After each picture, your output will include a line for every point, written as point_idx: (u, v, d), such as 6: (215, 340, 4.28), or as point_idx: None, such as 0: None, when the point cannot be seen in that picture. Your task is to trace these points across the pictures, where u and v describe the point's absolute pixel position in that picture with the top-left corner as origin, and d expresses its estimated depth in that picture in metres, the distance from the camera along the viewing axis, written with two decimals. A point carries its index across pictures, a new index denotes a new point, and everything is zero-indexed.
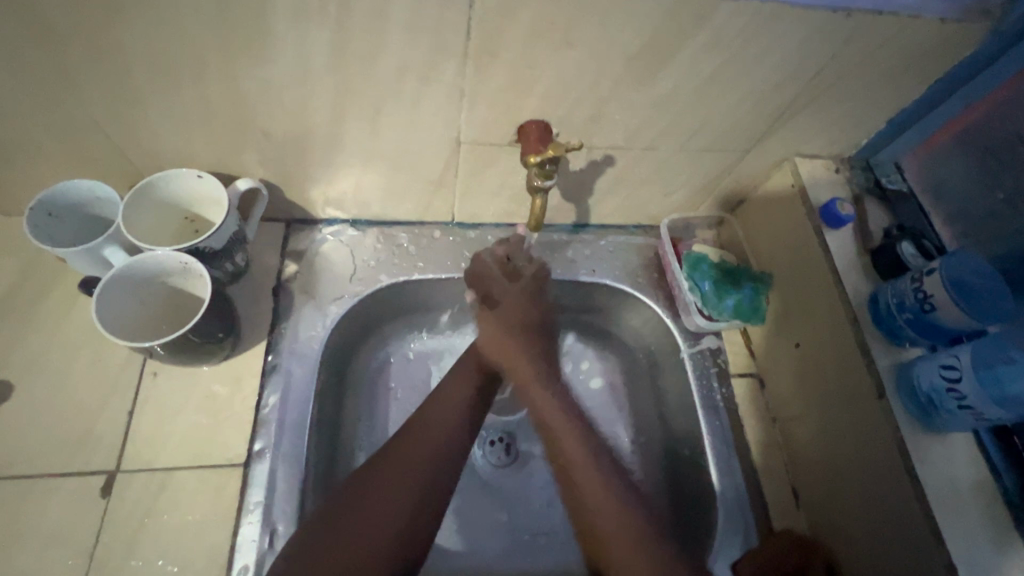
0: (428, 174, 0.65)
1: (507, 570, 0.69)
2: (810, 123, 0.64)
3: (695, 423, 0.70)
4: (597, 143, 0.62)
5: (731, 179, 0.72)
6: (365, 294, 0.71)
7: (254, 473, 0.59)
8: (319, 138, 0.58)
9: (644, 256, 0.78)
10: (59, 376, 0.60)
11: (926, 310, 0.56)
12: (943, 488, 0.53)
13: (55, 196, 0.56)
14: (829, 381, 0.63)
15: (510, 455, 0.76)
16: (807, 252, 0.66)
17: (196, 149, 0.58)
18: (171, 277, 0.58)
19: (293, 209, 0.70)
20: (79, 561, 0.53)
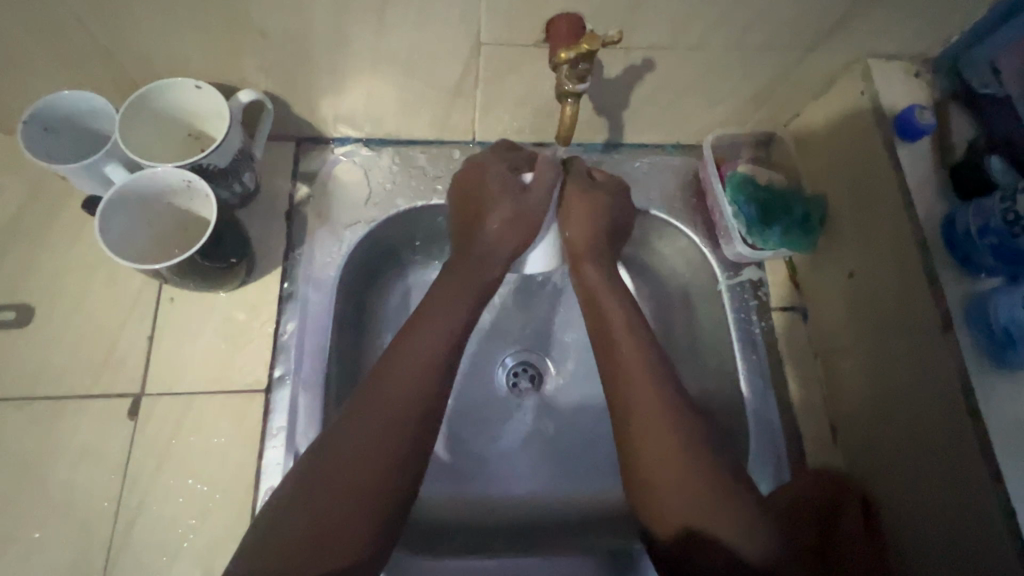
0: (445, 82, 0.59)
1: (523, 497, 0.69)
2: (893, 12, 0.54)
3: (729, 357, 0.66)
4: (636, 41, 0.54)
5: (789, 86, 0.64)
6: (382, 219, 0.67)
7: (276, 398, 0.58)
8: (322, 40, 0.52)
9: (682, 179, 0.72)
10: (76, 300, 0.59)
11: (1015, 232, 0.49)
12: (1011, 431, 0.48)
13: (48, 109, 0.52)
14: (886, 314, 0.57)
15: (533, 387, 0.74)
16: (873, 169, 0.59)
17: (192, 54, 0.52)
18: (176, 197, 0.55)
19: (302, 126, 0.65)
20: (113, 477, 0.54)
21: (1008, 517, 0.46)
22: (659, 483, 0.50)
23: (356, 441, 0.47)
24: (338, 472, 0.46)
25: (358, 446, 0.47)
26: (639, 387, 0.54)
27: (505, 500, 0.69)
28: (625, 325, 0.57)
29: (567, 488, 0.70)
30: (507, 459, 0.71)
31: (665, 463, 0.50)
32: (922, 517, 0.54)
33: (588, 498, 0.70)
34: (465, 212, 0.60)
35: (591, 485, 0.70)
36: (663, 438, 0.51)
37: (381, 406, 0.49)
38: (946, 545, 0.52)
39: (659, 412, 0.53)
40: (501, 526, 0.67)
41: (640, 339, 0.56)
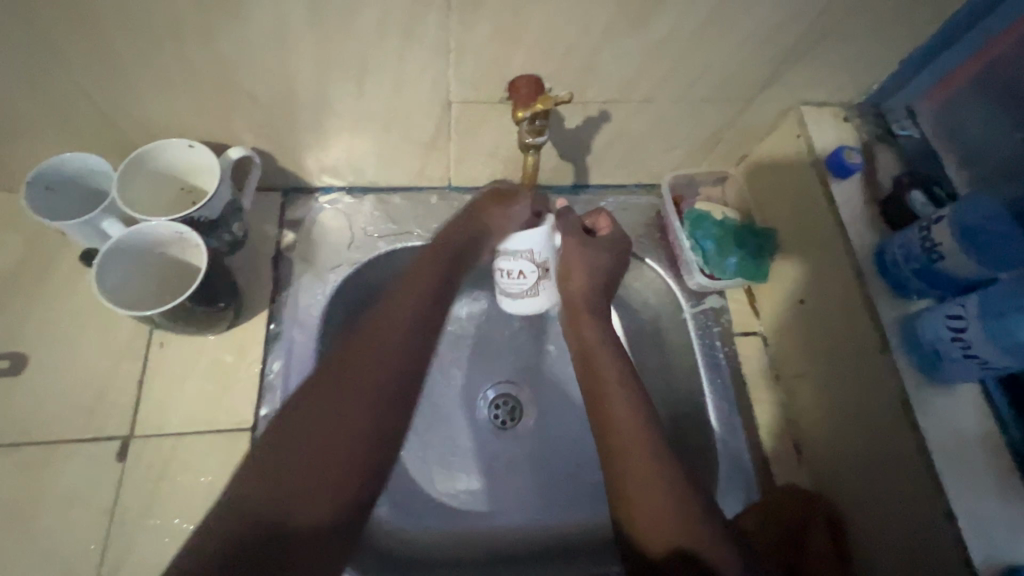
0: (420, 136, 0.64)
1: (503, 527, 0.71)
2: (815, 67, 0.61)
3: (696, 382, 0.70)
4: (592, 97, 0.60)
5: (735, 131, 0.70)
6: (364, 261, 0.71)
7: (261, 437, 0.60)
8: (306, 102, 0.57)
9: (645, 217, 0.77)
10: (69, 348, 0.62)
11: (933, 260, 0.54)
12: (948, 441, 0.52)
13: (51, 170, 0.57)
14: (834, 339, 0.61)
15: (512, 419, 0.77)
16: (813, 205, 0.64)
17: (186, 117, 0.57)
18: (169, 248, 0.59)
19: (288, 177, 0.70)
20: (100, 520, 0.56)
21: (949, 521, 0.49)
22: (636, 513, 0.53)
23: (335, 406, 0.50)
24: (302, 464, 0.48)
25: (324, 441, 0.49)
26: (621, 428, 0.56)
27: (474, 527, 0.70)
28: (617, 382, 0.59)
29: (536, 516, 0.72)
30: (482, 485, 0.73)
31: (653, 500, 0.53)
32: (880, 535, 0.56)
33: (559, 529, 0.71)
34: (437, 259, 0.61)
35: (570, 514, 0.72)
36: (636, 476, 0.54)
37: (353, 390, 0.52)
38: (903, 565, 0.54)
39: (641, 460, 0.54)
40: (461, 550, 0.68)
41: (625, 383, 0.59)
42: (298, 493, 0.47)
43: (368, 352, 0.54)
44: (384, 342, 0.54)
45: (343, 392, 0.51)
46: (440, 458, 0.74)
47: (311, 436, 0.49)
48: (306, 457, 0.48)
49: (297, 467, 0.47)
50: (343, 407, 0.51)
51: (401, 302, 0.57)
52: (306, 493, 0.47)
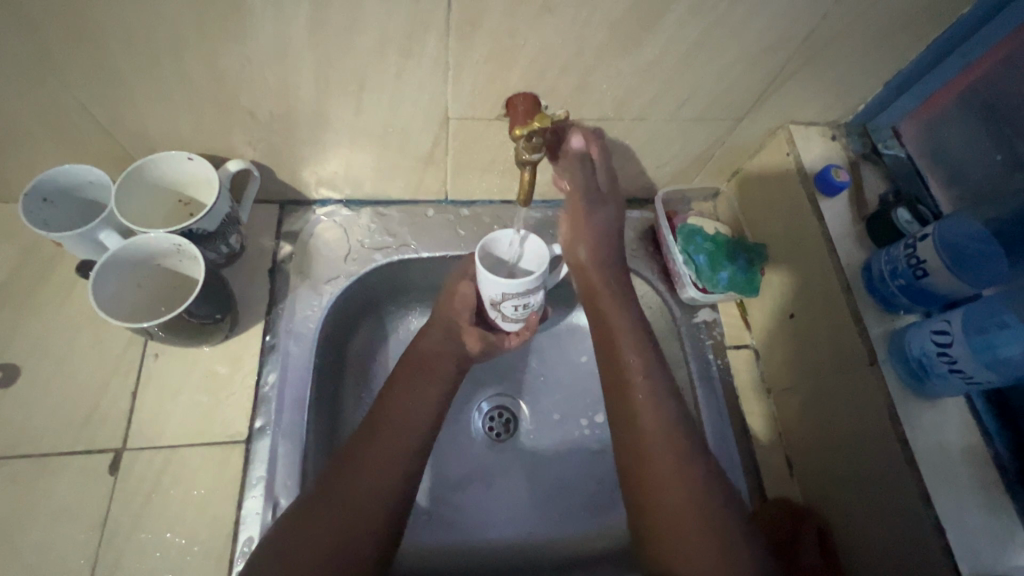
0: (417, 151, 0.65)
1: (498, 541, 0.70)
2: (803, 88, 0.62)
3: (689, 394, 0.70)
4: (586, 115, 0.61)
5: (726, 149, 0.71)
6: (360, 273, 0.72)
7: (255, 449, 0.60)
8: (305, 118, 0.58)
9: (639, 231, 0.78)
10: (62, 359, 0.62)
11: (918, 275, 0.55)
12: (935, 454, 0.53)
13: (49, 181, 0.57)
14: (823, 353, 0.62)
15: (507, 431, 0.77)
16: (802, 221, 0.66)
17: (184, 131, 0.57)
18: (166, 259, 0.59)
19: (286, 190, 0.70)
20: (90, 534, 0.55)
21: (939, 535, 0.50)
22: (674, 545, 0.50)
23: (357, 476, 0.54)
24: (311, 519, 0.51)
25: (334, 501, 0.52)
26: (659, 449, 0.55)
27: (469, 540, 0.70)
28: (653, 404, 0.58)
29: (531, 530, 0.72)
30: (479, 498, 0.73)
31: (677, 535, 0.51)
32: (870, 549, 0.57)
33: (554, 543, 0.71)
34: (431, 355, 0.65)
35: (565, 527, 0.72)
36: (671, 505, 0.52)
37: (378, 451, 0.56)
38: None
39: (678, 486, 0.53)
40: (456, 565, 0.68)
41: (658, 398, 0.58)
42: (304, 555, 0.48)
43: (381, 429, 0.57)
44: (398, 421, 0.58)
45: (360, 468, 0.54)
46: (436, 469, 0.73)
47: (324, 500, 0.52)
48: (314, 519, 0.50)
49: (309, 521, 0.50)
50: (357, 477, 0.53)
51: (418, 380, 0.62)
52: (309, 547, 0.49)
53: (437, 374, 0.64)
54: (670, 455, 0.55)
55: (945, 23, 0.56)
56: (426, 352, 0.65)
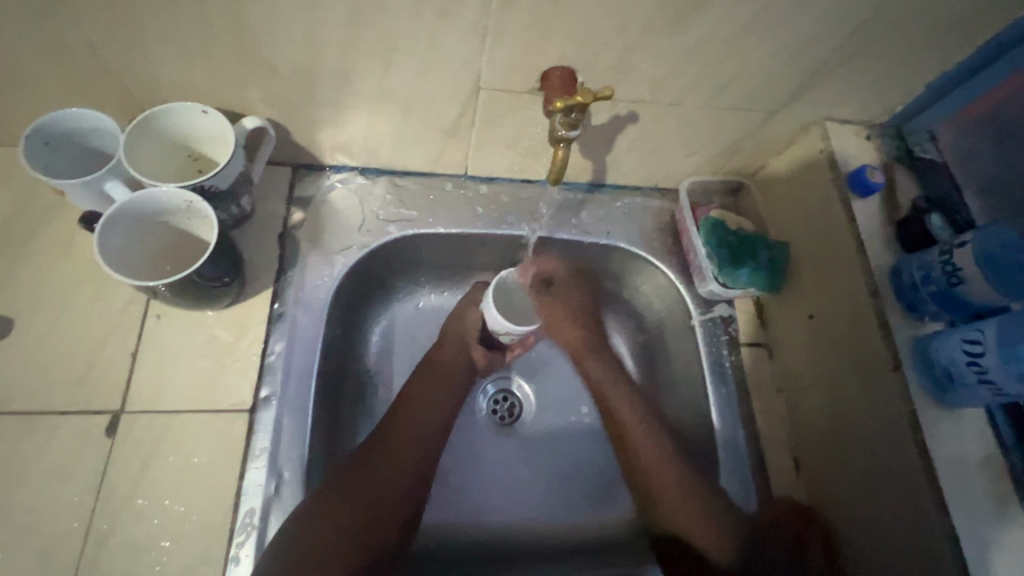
0: (441, 122, 0.62)
1: (504, 529, 0.70)
2: (845, 84, 0.61)
3: (701, 389, 0.70)
4: (621, 94, 0.59)
5: (757, 142, 0.70)
6: (373, 245, 0.69)
7: (259, 419, 0.58)
8: (329, 76, 0.55)
9: (659, 220, 0.76)
10: (59, 314, 0.59)
11: (952, 284, 0.55)
12: (952, 463, 0.53)
13: (51, 124, 0.53)
14: (844, 356, 0.62)
15: (512, 417, 0.76)
16: (829, 221, 0.65)
17: (199, 80, 0.54)
18: (175, 216, 0.56)
19: (299, 152, 0.67)
20: (85, 497, 0.53)
21: (954, 544, 0.51)
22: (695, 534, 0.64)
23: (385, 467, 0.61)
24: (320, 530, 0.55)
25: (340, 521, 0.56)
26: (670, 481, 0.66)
27: (471, 523, 0.69)
28: (657, 436, 0.69)
29: (534, 517, 0.71)
30: (478, 481, 0.72)
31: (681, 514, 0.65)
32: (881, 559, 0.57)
33: (557, 532, 0.70)
34: (451, 366, 0.69)
35: (568, 517, 0.71)
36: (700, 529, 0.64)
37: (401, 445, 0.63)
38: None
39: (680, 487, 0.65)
40: (459, 551, 0.67)
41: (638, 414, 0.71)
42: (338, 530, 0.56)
43: (388, 449, 0.62)
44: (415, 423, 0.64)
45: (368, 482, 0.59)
46: (446, 458, 0.72)
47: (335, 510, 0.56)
48: (343, 504, 0.57)
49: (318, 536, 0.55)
50: (375, 468, 0.60)
51: (436, 383, 0.67)
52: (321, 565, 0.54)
53: (453, 383, 0.68)
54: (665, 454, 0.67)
55: (1001, 24, 0.54)
56: (439, 363, 0.69)
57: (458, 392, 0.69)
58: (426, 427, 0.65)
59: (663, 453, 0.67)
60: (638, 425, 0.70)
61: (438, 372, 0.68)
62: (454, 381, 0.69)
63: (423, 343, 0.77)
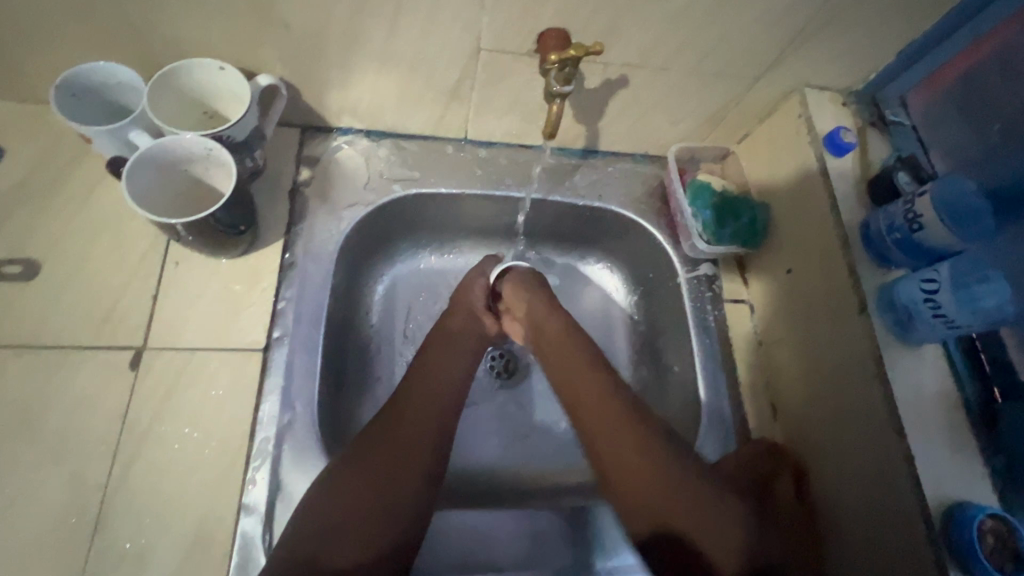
0: (444, 83, 0.66)
1: (497, 471, 0.74)
2: (822, 52, 0.65)
3: (686, 341, 0.74)
4: (612, 59, 0.63)
5: (741, 108, 0.74)
6: (378, 203, 0.73)
7: (272, 357, 0.62)
8: (339, 36, 0.58)
9: (648, 185, 0.81)
10: (83, 259, 0.63)
11: (914, 230, 0.59)
12: (910, 395, 0.57)
13: (79, 77, 0.57)
14: (817, 304, 0.66)
15: (509, 371, 0.80)
16: (806, 180, 0.69)
17: (219, 38, 0.58)
18: (195, 164, 0.60)
19: (308, 113, 0.71)
20: (111, 424, 0.57)
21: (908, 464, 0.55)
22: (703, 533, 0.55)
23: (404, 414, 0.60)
24: (345, 495, 0.54)
25: (362, 482, 0.55)
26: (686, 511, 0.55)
27: (467, 465, 0.74)
28: (660, 470, 0.57)
29: (526, 462, 0.75)
30: (474, 429, 0.76)
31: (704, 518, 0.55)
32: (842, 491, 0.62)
33: (546, 475, 0.75)
34: (465, 329, 0.71)
35: (557, 463, 0.76)
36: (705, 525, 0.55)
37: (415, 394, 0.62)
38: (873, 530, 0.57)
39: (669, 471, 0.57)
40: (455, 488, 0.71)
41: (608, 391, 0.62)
42: (360, 482, 0.55)
43: (405, 409, 0.60)
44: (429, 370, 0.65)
45: (387, 443, 0.57)
46: None
47: (356, 470, 0.55)
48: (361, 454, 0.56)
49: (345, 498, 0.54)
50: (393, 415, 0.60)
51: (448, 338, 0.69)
52: (348, 532, 0.52)
53: (463, 335, 0.70)
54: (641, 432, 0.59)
55: None
56: (453, 330, 0.70)
57: (470, 349, 0.70)
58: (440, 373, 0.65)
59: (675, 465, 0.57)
60: (592, 401, 0.62)
61: (451, 330, 0.70)
62: (463, 332, 0.71)
63: (424, 300, 0.81)
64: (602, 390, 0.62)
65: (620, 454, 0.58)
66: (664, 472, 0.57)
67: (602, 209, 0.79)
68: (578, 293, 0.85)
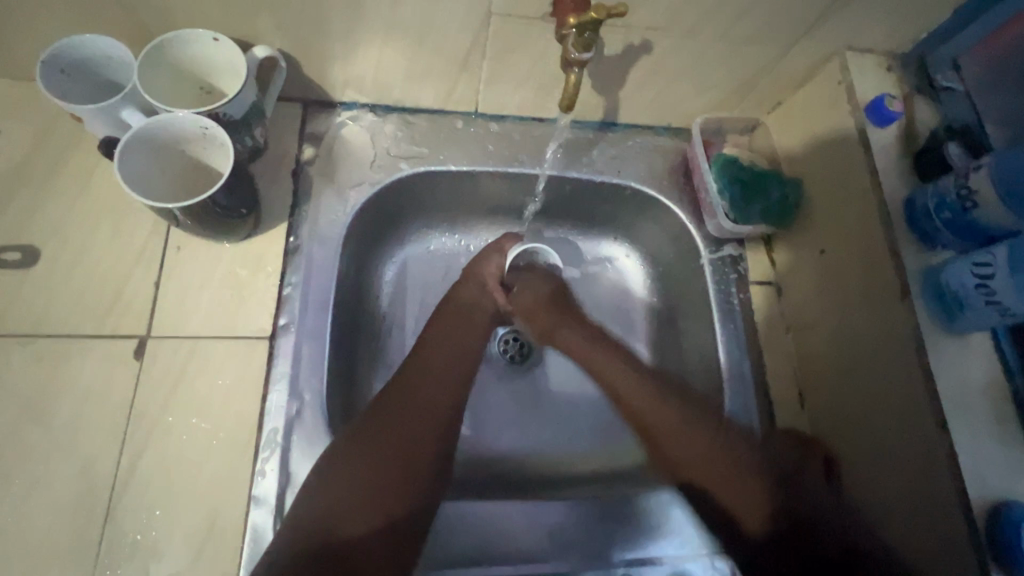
0: (453, 52, 0.61)
1: (515, 458, 0.72)
2: (869, 10, 0.59)
3: (709, 327, 0.71)
4: (635, 22, 0.57)
5: (775, 74, 0.68)
6: (386, 182, 0.69)
7: (279, 346, 0.60)
8: (338, 2, 0.54)
9: (671, 159, 0.76)
10: (83, 244, 0.60)
11: (966, 207, 0.55)
12: (955, 385, 0.54)
13: (65, 52, 0.53)
14: (854, 289, 0.62)
15: (522, 354, 0.78)
16: (846, 154, 0.64)
17: (210, 6, 0.53)
18: (191, 144, 0.57)
19: (311, 88, 0.67)
20: (118, 415, 0.56)
21: (952, 461, 0.52)
22: (730, 495, 0.60)
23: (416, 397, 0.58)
24: (355, 478, 0.53)
25: (376, 461, 0.53)
26: (722, 480, 0.60)
27: (483, 452, 0.72)
28: (710, 442, 0.62)
29: (542, 448, 0.74)
30: (489, 416, 0.74)
31: (750, 493, 0.60)
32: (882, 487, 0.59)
33: (565, 460, 0.73)
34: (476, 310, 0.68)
35: (580, 446, 0.74)
36: (718, 476, 0.61)
37: (425, 376, 0.59)
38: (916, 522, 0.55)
39: (704, 453, 0.61)
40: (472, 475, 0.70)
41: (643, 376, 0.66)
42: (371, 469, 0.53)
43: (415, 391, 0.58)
44: (440, 351, 0.62)
45: (399, 423, 0.56)
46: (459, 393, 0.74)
47: (371, 451, 0.54)
48: (374, 441, 0.54)
49: (359, 476, 0.52)
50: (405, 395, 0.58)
51: (461, 319, 0.66)
52: (374, 507, 0.52)
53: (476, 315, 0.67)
54: (676, 423, 0.63)
55: None
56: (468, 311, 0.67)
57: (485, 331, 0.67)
58: (451, 353, 0.62)
59: (724, 446, 0.62)
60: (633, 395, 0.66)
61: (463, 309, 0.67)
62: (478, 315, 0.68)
63: (436, 284, 0.78)
64: (619, 368, 0.67)
65: (658, 417, 0.64)
66: (727, 456, 0.61)
67: (621, 186, 0.74)
68: (595, 274, 0.81)
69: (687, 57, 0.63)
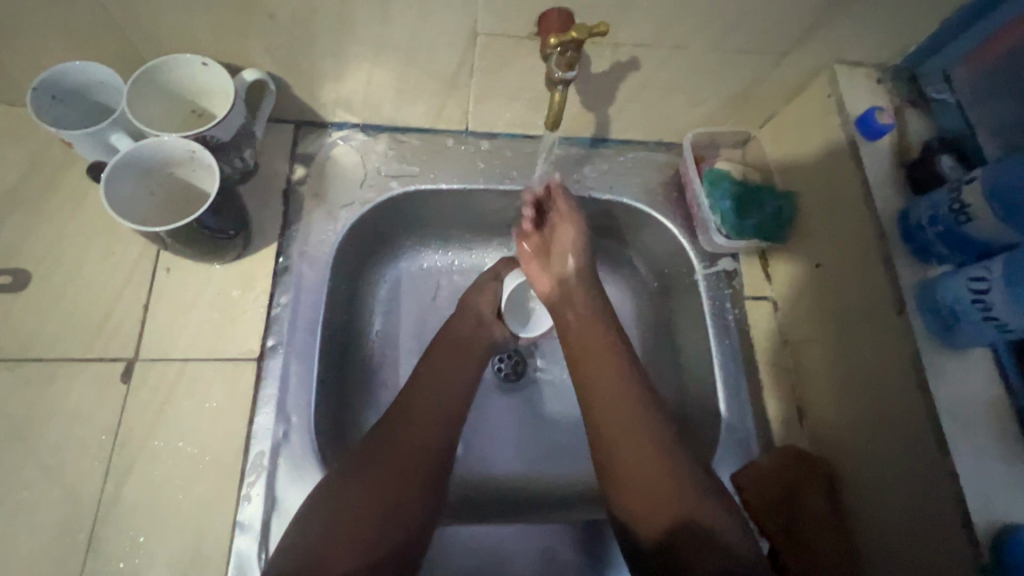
0: (441, 72, 0.62)
1: (511, 480, 0.71)
2: (857, 23, 0.59)
3: (705, 343, 0.70)
4: (622, 40, 0.58)
5: (765, 88, 0.68)
6: (378, 201, 0.70)
7: (267, 367, 0.60)
8: (325, 25, 0.54)
9: (664, 174, 0.76)
10: (74, 266, 0.61)
11: (960, 222, 0.53)
12: (956, 405, 0.52)
13: (58, 79, 0.54)
14: (850, 304, 0.61)
15: (517, 374, 0.76)
16: (838, 167, 0.63)
17: (200, 31, 0.54)
18: (179, 167, 0.57)
19: (302, 109, 0.68)
20: (104, 438, 0.55)
21: (954, 482, 0.50)
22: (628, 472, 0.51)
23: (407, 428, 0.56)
24: (340, 513, 0.51)
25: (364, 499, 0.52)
26: (644, 476, 0.50)
27: (479, 475, 0.71)
28: (629, 422, 0.52)
29: (540, 469, 0.72)
30: (484, 438, 0.73)
31: (639, 466, 0.50)
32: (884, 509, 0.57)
33: (562, 482, 0.72)
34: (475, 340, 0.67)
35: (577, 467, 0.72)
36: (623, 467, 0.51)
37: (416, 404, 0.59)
38: (919, 547, 0.53)
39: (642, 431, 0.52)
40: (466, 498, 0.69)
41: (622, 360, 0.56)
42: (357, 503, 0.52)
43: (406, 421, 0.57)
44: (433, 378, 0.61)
45: (393, 459, 0.54)
46: None
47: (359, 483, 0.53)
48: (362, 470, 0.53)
49: (348, 515, 0.51)
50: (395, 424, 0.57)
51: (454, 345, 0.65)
52: (351, 547, 0.49)
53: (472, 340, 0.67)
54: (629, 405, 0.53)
55: None
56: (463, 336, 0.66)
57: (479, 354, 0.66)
58: (444, 380, 0.62)
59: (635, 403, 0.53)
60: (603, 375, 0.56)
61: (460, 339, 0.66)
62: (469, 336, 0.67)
63: (429, 302, 0.78)
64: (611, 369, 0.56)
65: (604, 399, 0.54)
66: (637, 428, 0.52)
67: (612, 202, 0.74)
68: None
69: (675, 73, 0.63)
